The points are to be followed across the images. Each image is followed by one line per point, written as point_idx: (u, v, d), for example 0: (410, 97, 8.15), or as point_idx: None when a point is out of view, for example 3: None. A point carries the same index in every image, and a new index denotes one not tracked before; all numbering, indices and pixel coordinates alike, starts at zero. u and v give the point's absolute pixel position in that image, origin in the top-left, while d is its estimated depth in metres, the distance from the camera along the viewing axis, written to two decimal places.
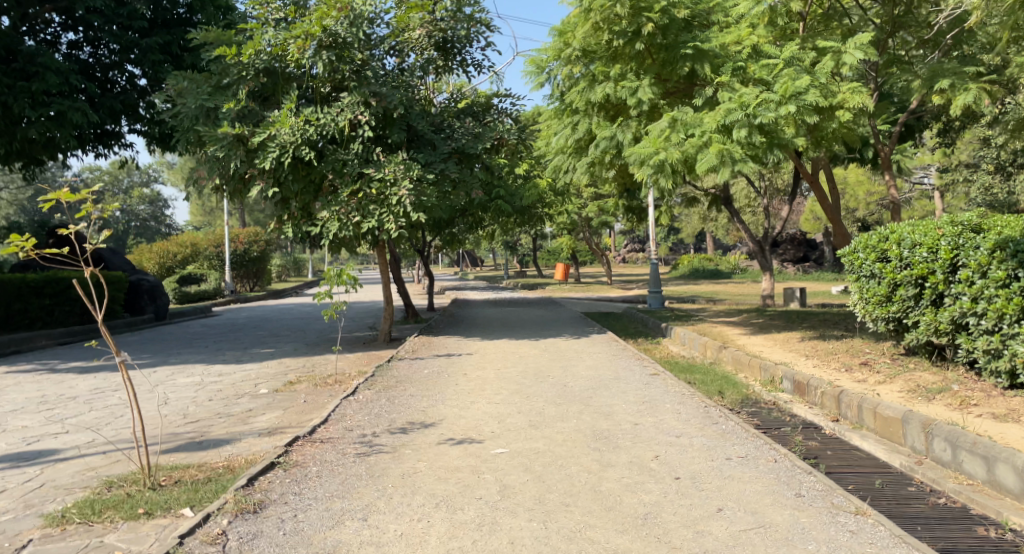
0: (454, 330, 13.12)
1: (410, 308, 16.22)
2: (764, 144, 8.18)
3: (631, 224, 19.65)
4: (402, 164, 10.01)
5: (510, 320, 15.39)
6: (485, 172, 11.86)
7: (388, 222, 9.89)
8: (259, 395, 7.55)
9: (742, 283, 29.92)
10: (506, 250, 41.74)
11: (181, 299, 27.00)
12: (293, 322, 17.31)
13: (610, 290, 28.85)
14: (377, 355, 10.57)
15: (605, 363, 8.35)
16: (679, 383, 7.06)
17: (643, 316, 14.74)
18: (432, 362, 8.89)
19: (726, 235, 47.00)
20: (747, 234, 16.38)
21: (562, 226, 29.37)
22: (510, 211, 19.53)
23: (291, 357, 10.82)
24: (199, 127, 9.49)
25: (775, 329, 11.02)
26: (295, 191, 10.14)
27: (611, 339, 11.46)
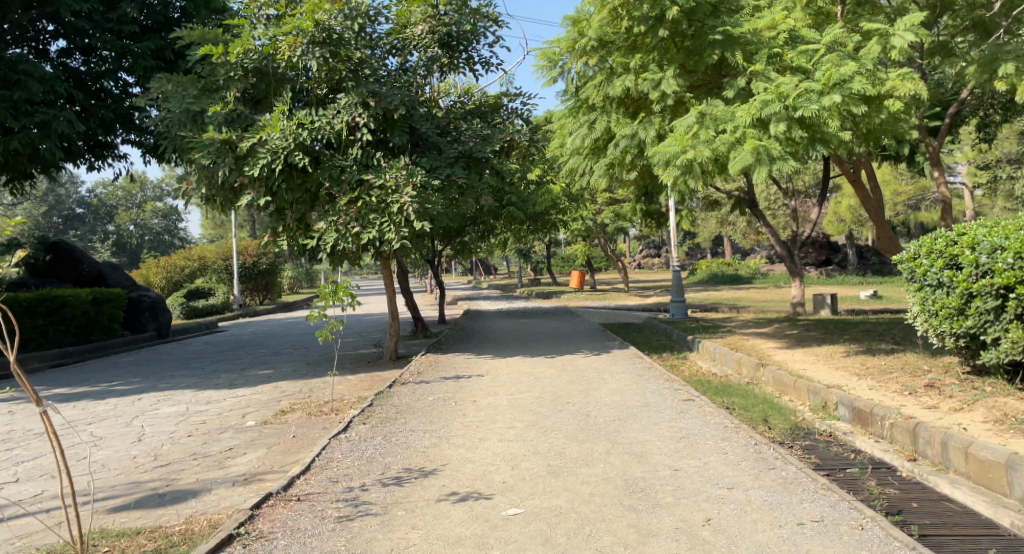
0: (465, 346, 12.29)
1: (418, 322, 15.45)
2: (805, 139, 7.31)
3: (649, 229, 18.76)
4: (404, 170, 9.24)
5: (524, 334, 14.52)
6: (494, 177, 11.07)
7: (390, 232, 9.12)
8: (245, 429, 6.78)
9: (765, 289, 28.88)
10: (520, 258, 40.95)
11: (188, 314, 26.45)
12: (297, 339, 16.58)
13: (628, 298, 27.95)
14: (380, 377, 9.77)
15: (630, 385, 7.49)
16: (716, 410, 6.19)
17: (666, 327, 13.83)
18: (439, 385, 8.06)
19: (744, 239, 45.90)
20: (774, 238, 15.45)
21: (576, 233, 28.52)
22: (523, 219, 18.71)
23: (288, 380, 10.05)
24: (184, 133, 8.77)
25: (813, 343, 10.09)
26: (289, 201, 9.41)
27: (634, 354, 10.59)
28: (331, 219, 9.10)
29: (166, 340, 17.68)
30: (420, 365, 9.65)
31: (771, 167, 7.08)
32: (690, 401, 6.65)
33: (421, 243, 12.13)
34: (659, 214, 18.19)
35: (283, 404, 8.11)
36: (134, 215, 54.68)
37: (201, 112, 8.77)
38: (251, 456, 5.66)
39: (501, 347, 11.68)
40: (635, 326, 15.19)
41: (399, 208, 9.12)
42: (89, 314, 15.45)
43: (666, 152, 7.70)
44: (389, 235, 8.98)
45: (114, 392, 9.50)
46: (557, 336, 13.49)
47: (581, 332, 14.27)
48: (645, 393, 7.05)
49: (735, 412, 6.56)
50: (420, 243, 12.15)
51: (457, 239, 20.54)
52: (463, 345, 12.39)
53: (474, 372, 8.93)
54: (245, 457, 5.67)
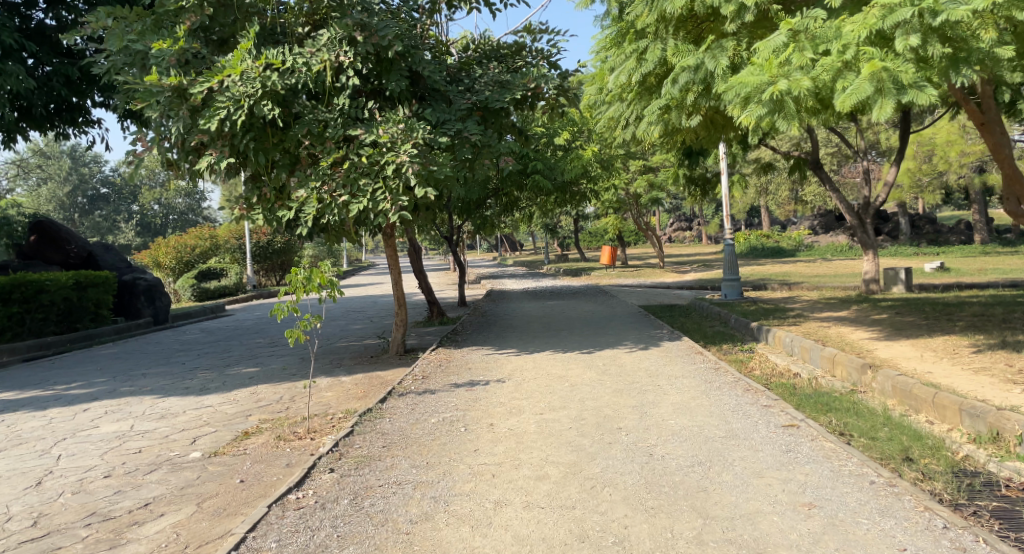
0: (485, 336, 10.52)
1: (432, 306, 13.75)
2: (943, 61, 5.29)
3: (693, 196, 16.71)
4: (402, 123, 7.44)
5: (554, 318, 12.71)
6: (517, 135, 9.22)
7: (387, 200, 7.36)
8: (184, 462, 5.08)
9: (814, 263, 26.67)
10: (547, 233, 38.94)
11: (198, 296, 25.07)
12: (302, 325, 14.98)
13: (664, 274, 25.98)
14: (381, 379, 8.05)
15: (698, 399, 5.65)
16: (832, 442, 4.35)
17: (719, 311, 11.87)
18: (449, 397, 6.27)
19: (784, 208, 43.32)
20: (844, 205, 13.35)
21: (607, 204, 26.52)
22: (550, 188, 16.73)
23: (272, 380, 8.39)
24: (124, 78, 6.97)
25: (918, 331, 8.10)
26: (263, 164, 7.67)
27: (691, 347, 8.69)
28: (312, 183, 7.34)
29: (163, 326, 16.16)
30: (429, 364, 7.91)
31: (899, 99, 5.09)
32: (789, 424, 4.81)
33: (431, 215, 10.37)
34: (704, 180, 16.13)
35: (250, 419, 6.40)
36: (154, 195, 53.58)
37: (144, 51, 6.97)
38: (166, 521, 3.92)
39: (527, 339, 9.90)
40: (681, 309, 13.30)
41: (396, 171, 7.36)
42: (72, 300, 13.83)
43: (743, 86, 5.75)
44: (384, 205, 7.21)
45: (64, 399, 7.92)
46: (592, 322, 11.68)
47: (620, 316, 12.45)
48: (720, 411, 5.23)
49: (855, 442, 4.70)
50: (430, 214, 10.41)
51: (478, 211, 18.72)
52: (483, 335, 10.64)
53: (494, 376, 7.17)
54: (158, 521, 3.93)
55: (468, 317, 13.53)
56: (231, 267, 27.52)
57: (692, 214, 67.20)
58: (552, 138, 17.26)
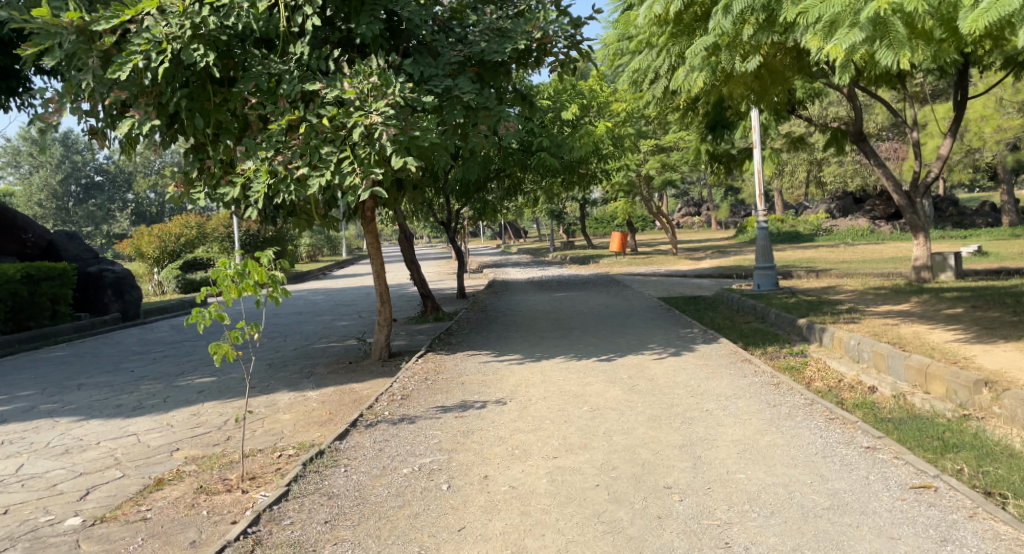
0: (485, 337, 9.08)
1: (426, 300, 12.32)
2: None
3: (715, 175, 15.18)
4: (374, 76, 5.91)
5: (564, 313, 11.25)
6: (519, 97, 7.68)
7: (355, 173, 5.82)
8: (54, 535, 3.62)
9: (837, 249, 25.19)
10: (552, 220, 37.40)
11: (185, 288, 23.67)
12: (283, 320, 13.55)
13: (678, 262, 24.50)
14: (355, 395, 6.58)
15: (768, 435, 4.16)
16: (1004, 522, 2.84)
17: (754, 304, 10.40)
18: (433, 428, 4.79)
19: (799, 191, 41.67)
20: (891, 182, 11.83)
21: (617, 188, 24.99)
22: (557, 168, 15.19)
23: (227, 394, 6.97)
24: (15, 15, 5.44)
25: (1014, 330, 6.59)
26: (202, 128, 6.17)
27: (732, 351, 7.20)
28: (259, 151, 5.78)
29: (132, 323, 14.72)
30: (414, 377, 6.43)
31: None
32: (918, 483, 3.31)
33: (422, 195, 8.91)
34: (728, 157, 14.62)
35: (175, 456, 4.92)
36: (150, 185, 52.17)
37: None
38: None
39: (535, 341, 8.45)
40: (706, 302, 11.84)
41: (367, 137, 5.84)
42: (22, 295, 12.36)
43: (828, 4, 4.07)
44: (350, 180, 5.68)
45: None
46: (607, 318, 10.21)
47: (639, 310, 10.98)
48: (806, 459, 3.75)
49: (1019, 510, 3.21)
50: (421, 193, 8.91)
51: (480, 193, 17.23)
52: (483, 335, 9.21)
53: (492, 394, 5.70)
54: None
55: (466, 312, 12.09)
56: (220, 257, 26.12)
57: (701, 199, 65.47)
58: (559, 112, 15.71)
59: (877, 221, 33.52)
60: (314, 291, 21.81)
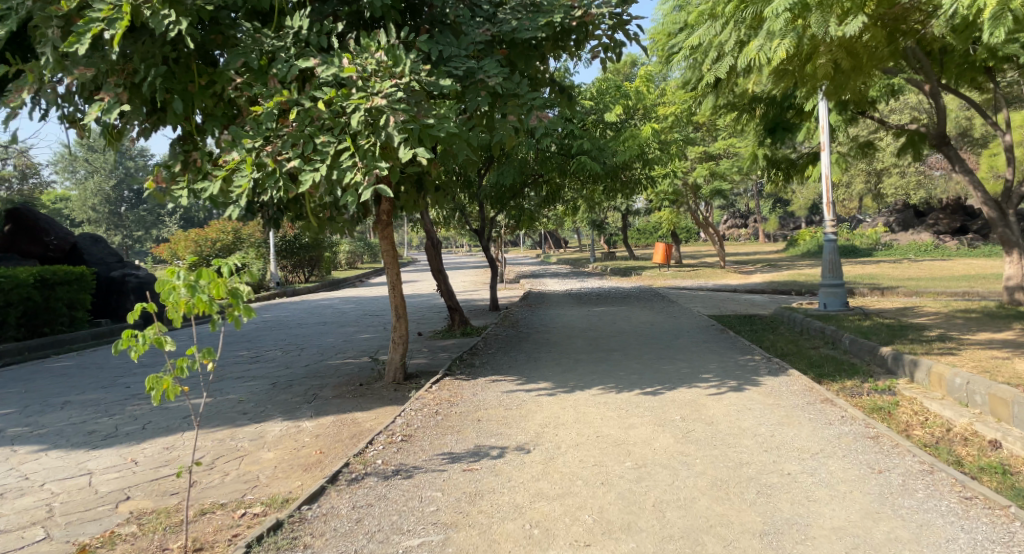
0: (513, 358, 8.09)
1: (453, 314, 11.37)
2: None
3: (774, 183, 13.93)
4: (381, 53, 4.98)
5: (603, 330, 10.19)
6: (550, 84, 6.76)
7: (357, 168, 4.86)
8: None
9: (900, 266, 23.63)
10: (594, 229, 36.30)
11: None
12: (304, 332, 12.75)
13: (727, 276, 23.17)
14: (356, 428, 5.60)
15: (884, 526, 3.04)
16: None
17: (823, 327, 9.16)
18: (434, 486, 3.77)
19: (855, 203, 39.79)
20: (981, 192, 10.49)
21: (662, 196, 23.81)
22: (599, 172, 14.13)
23: (214, 421, 6.08)
24: None
25: None
26: (185, 115, 5.31)
27: (806, 386, 6.03)
28: (245, 140, 4.89)
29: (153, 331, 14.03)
30: (422, 410, 5.43)
31: None
32: None
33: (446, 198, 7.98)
34: (788, 163, 13.40)
35: (119, 509, 3.99)
36: None
37: None
38: None
39: (569, 366, 7.42)
40: (763, 323, 10.63)
41: (372, 125, 4.90)
42: (34, 301, 11.74)
43: None
44: (350, 176, 4.75)
45: None
46: (652, 339, 9.11)
47: (688, 330, 9.83)
48: None
49: None
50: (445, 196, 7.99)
51: (516, 200, 16.27)
52: (511, 356, 8.21)
53: (513, 437, 4.66)
54: None
55: (494, 327, 11.11)
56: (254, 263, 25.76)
57: (749, 210, 63.55)
58: (601, 115, 14.68)
59: (941, 237, 32.40)
60: (345, 300, 21.14)
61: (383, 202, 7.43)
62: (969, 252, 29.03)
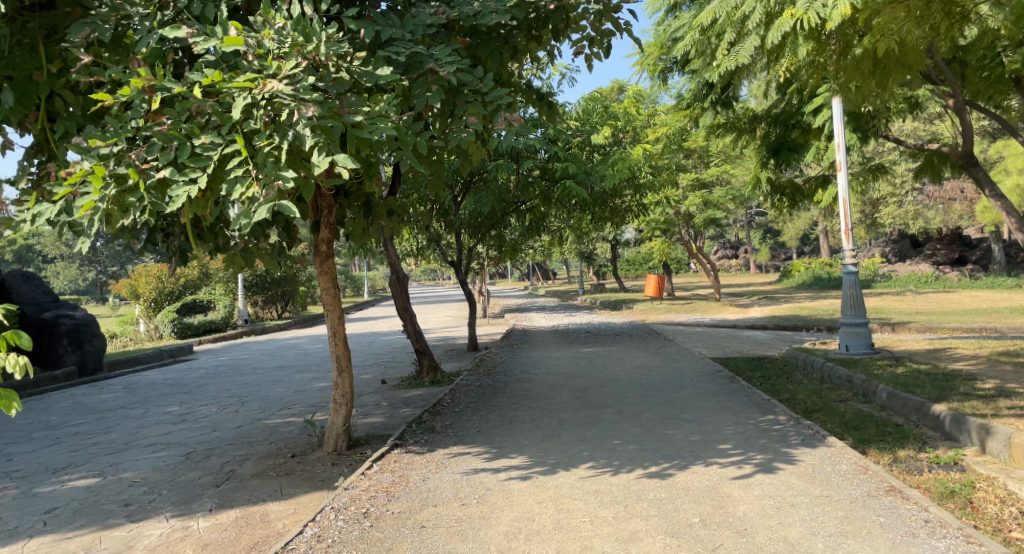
0: (484, 417, 6.71)
1: (421, 358, 10.05)
2: None
3: (777, 210, 12.77)
4: (289, 26, 3.68)
5: (593, 377, 8.89)
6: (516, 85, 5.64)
7: (250, 180, 3.49)
8: None
9: (903, 299, 22.66)
10: (582, 261, 35.18)
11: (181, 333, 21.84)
12: (255, 380, 11.33)
13: (723, 310, 21.98)
14: (261, 531, 4.17)
15: None
16: None
17: (850, 375, 7.87)
18: None
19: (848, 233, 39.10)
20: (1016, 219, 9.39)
21: (653, 226, 22.77)
22: (586, 197, 12.94)
23: (82, 517, 4.63)
24: None
25: None
26: (26, 110, 3.95)
27: (855, 463, 4.69)
28: (97, 143, 3.59)
29: (90, 379, 12.50)
30: (347, 508, 4.05)
31: None
32: None
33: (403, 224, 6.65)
34: (793, 189, 12.25)
35: None
36: None
37: None
38: None
39: (551, 430, 6.04)
40: (774, 369, 9.36)
41: (273, 121, 3.56)
42: None
43: None
44: (239, 190, 3.44)
45: None
46: (649, 389, 7.80)
47: (690, 377, 8.54)
48: None
49: None
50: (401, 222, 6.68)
51: (496, 229, 15.07)
52: (482, 414, 6.84)
53: None
54: None
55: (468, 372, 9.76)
56: (221, 300, 24.30)
57: (738, 241, 62.96)
58: (589, 136, 13.63)
59: (940, 269, 31.60)
60: (316, 338, 19.77)
61: (324, 229, 6.09)
62: (970, 283, 28.15)
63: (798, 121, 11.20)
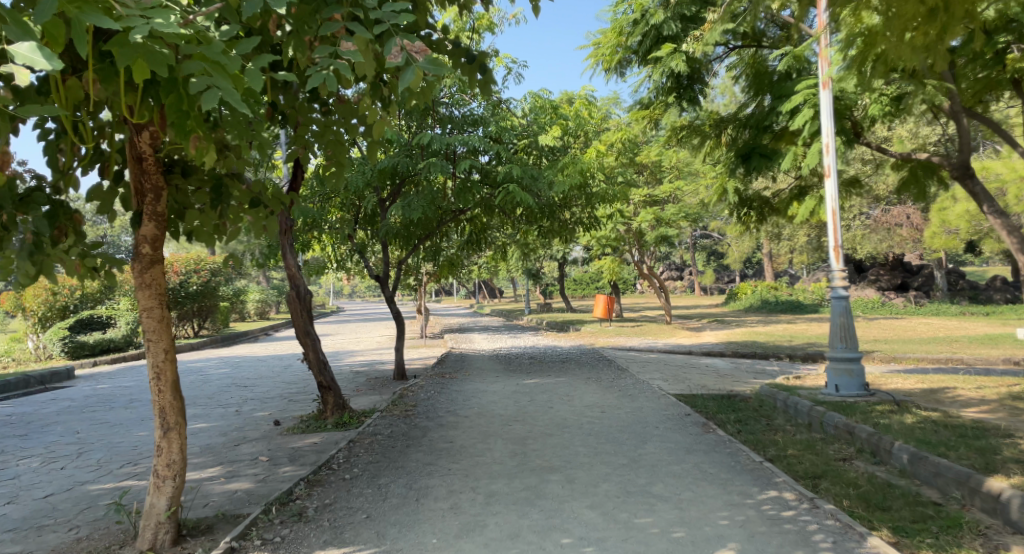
0: (383, 489, 4.89)
1: (325, 393, 8.20)
2: None
3: (743, 225, 11.40)
4: None
5: (535, 420, 7.18)
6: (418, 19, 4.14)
7: None
8: None
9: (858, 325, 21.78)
10: (528, 279, 33.63)
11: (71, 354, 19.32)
12: (120, 419, 9.19)
13: (674, 333, 20.68)
14: None
15: None
16: None
17: (850, 424, 6.37)
18: None
19: (795, 256, 38.74)
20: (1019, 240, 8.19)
21: (602, 242, 21.35)
22: (531, 205, 11.31)
23: None
24: None
25: None
26: None
27: None
28: None
29: None
30: None
31: None
32: None
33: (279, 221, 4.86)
34: (762, 201, 10.91)
35: None
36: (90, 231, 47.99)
37: None
38: None
39: (470, 515, 4.29)
40: (750, 412, 7.83)
41: None
42: None
43: None
44: None
45: None
46: (604, 442, 6.12)
47: (654, 423, 6.93)
48: None
49: None
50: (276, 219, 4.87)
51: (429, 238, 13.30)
52: (381, 482, 5.04)
53: None
54: None
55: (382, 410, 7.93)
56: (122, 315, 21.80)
57: (684, 262, 62.62)
58: (536, 137, 12.04)
59: (886, 295, 31.23)
60: (226, 360, 17.57)
61: (148, 222, 4.24)
62: (917, 309, 27.74)
63: (771, 124, 9.87)
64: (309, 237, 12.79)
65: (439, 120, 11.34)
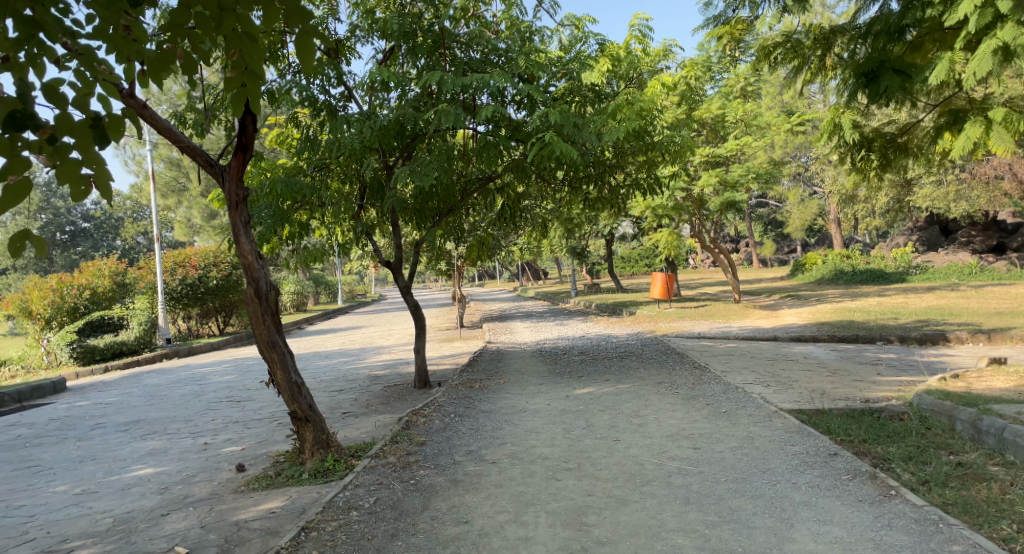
0: None
1: (301, 426, 5.94)
2: None
3: (857, 175, 8.70)
4: None
5: (598, 472, 4.76)
6: None
7: None
8: None
9: (968, 296, 18.54)
10: (574, 259, 31.08)
11: (81, 359, 18.39)
12: (55, 460, 7.18)
13: (747, 314, 17.91)
14: None
15: None
16: None
17: None
18: None
19: (869, 220, 35.13)
20: None
21: (659, 212, 18.67)
22: (575, 163, 8.83)
23: None
24: None
25: None
26: None
27: None
28: None
29: None
30: None
31: None
32: None
33: (102, 162, 2.95)
34: (885, 140, 8.22)
35: None
36: (135, 229, 47.70)
37: None
38: None
39: None
40: (920, 442, 5.25)
41: None
42: None
43: None
44: None
45: None
46: (719, 525, 3.68)
47: (785, 475, 4.43)
48: None
49: None
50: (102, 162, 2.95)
51: (453, 213, 10.95)
52: None
53: None
54: None
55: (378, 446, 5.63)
56: (135, 316, 20.26)
57: (738, 234, 58.97)
58: (579, 77, 9.50)
59: (983, 259, 27.56)
60: (238, 364, 15.62)
61: None
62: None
63: (906, 28, 7.17)
64: (308, 218, 10.56)
65: (454, 61, 8.97)
